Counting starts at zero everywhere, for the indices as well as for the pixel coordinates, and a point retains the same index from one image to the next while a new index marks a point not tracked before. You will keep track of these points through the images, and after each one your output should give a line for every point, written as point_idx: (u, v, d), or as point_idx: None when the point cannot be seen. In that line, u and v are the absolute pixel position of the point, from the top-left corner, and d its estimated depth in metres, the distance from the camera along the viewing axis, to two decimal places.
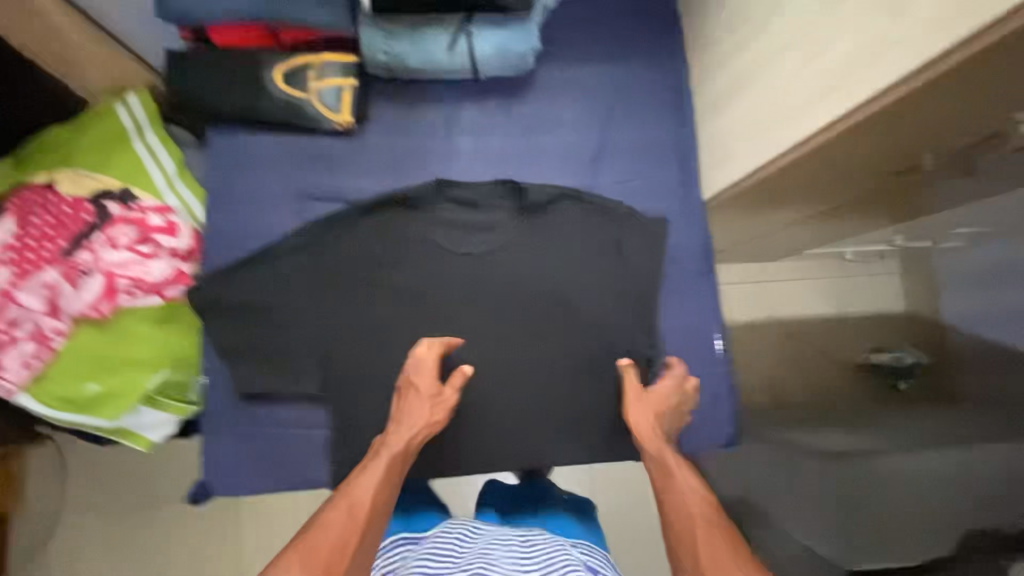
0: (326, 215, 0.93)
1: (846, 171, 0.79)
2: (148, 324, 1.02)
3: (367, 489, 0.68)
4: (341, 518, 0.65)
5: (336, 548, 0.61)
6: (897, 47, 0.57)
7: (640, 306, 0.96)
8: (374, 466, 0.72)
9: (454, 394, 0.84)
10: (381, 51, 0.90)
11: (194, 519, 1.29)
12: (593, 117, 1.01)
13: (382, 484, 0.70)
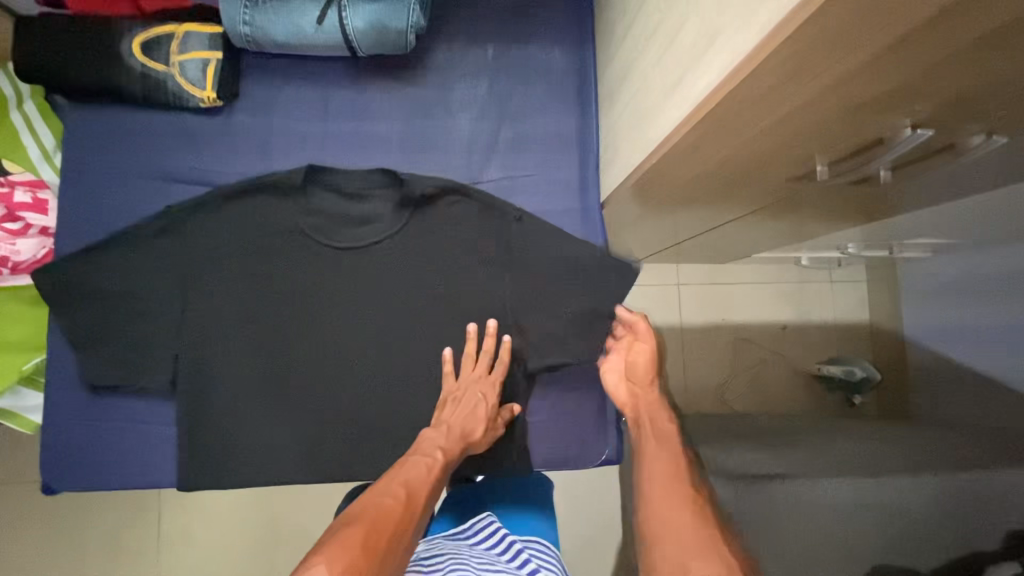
0: (188, 199, 0.87)
1: (730, 177, 0.72)
2: (14, 304, 1.00)
3: (421, 485, 0.75)
4: (396, 505, 0.71)
5: (395, 533, 0.67)
6: (740, 35, 0.48)
7: (524, 310, 0.90)
8: (431, 465, 0.79)
9: (502, 424, 0.90)
10: (243, 22, 0.83)
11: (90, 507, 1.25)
12: (489, 102, 0.93)
13: (437, 484, 0.78)
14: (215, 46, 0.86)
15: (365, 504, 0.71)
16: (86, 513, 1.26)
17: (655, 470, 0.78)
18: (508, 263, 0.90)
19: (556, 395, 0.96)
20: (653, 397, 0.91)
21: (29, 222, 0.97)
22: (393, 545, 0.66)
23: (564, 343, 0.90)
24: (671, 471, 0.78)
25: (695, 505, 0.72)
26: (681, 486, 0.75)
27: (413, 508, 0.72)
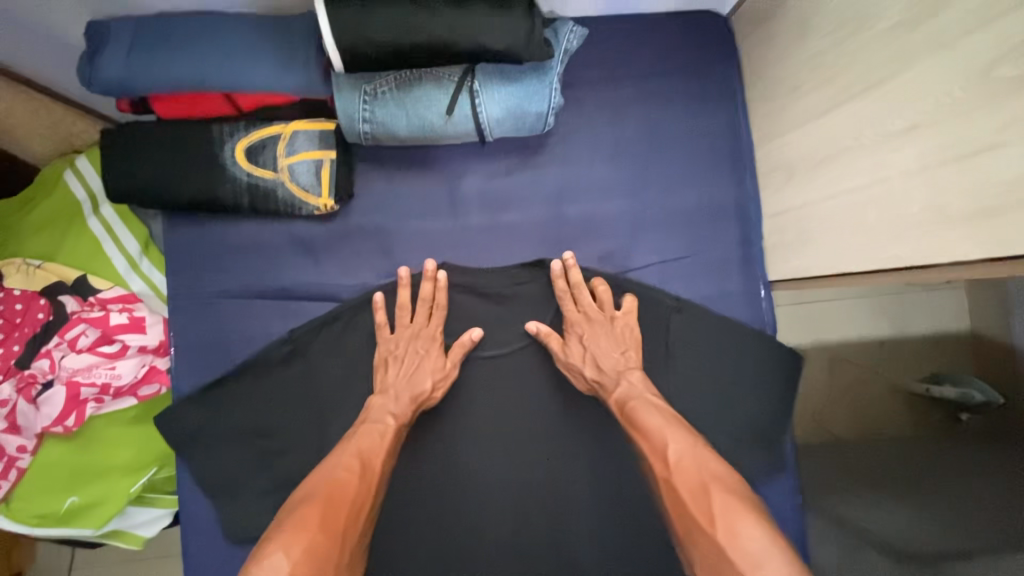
0: (312, 318, 0.78)
1: None
2: (121, 425, 0.93)
3: (378, 450, 0.68)
4: (352, 479, 0.64)
5: (352, 510, 0.61)
6: None
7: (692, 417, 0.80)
8: (382, 431, 0.70)
9: (456, 368, 0.77)
10: (360, 118, 0.72)
11: None
12: (633, 178, 0.81)
13: (392, 450, 0.70)
14: (328, 144, 0.76)
15: (316, 476, 0.64)
16: None
17: (660, 455, 0.64)
18: (667, 360, 0.81)
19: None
20: (614, 340, 0.76)
21: (127, 342, 0.88)
22: (352, 519, 0.61)
23: (737, 449, 0.80)
24: (666, 452, 0.64)
25: (684, 466, 0.62)
26: (668, 463, 0.63)
27: (371, 476, 0.66)
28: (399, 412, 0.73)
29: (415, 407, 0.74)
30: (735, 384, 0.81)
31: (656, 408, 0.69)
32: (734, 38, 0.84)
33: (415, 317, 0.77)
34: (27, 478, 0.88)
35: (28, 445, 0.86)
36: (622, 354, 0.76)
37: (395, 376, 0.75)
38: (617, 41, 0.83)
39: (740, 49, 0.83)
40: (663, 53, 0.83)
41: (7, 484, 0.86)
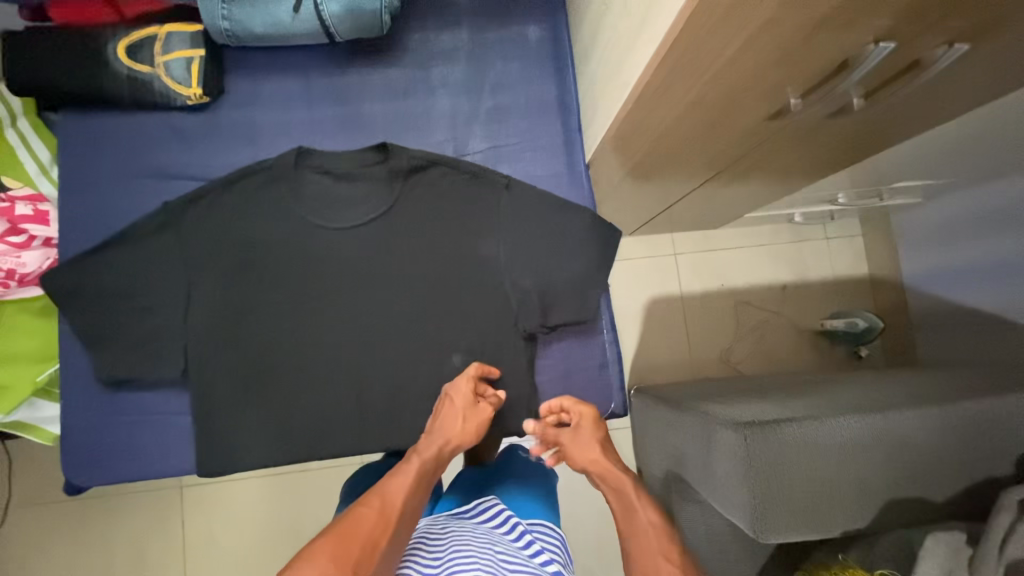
0: (185, 193, 0.89)
1: (709, 119, 0.74)
2: (28, 315, 1.03)
3: (397, 494, 0.79)
4: (372, 515, 0.75)
5: (365, 543, 0.70)
6: None
7: (518, 276, 0.91)
8: (405, 472, 0.82)
9: (489, 408, 0.88)
10: (221, 17, 0.85)
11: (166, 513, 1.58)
12: (469, 77, 0.95)
13: (413, 489, 0.80)
14: (197, 44, 0.88)
15: (363, 503, 0.77)
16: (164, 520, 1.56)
17: (635, 536, 0.81)
18: (501, 230, 0.91)
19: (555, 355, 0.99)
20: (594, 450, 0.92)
21: (33, 233, 1.00)
22: (365, 550, 0.70)
23: (561, 305, 0.92)
24: (643, 539, 0.80)
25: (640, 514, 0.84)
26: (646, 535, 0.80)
27: (390, 515, 0.76)
28: (424, 467, 0.83)
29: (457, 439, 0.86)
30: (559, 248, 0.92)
31: (637, 508, 0.84)
32: None
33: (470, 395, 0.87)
34: None
35: None
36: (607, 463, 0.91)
37: (432, 424, 0.87)
38: None
39: None
40: None
41: None
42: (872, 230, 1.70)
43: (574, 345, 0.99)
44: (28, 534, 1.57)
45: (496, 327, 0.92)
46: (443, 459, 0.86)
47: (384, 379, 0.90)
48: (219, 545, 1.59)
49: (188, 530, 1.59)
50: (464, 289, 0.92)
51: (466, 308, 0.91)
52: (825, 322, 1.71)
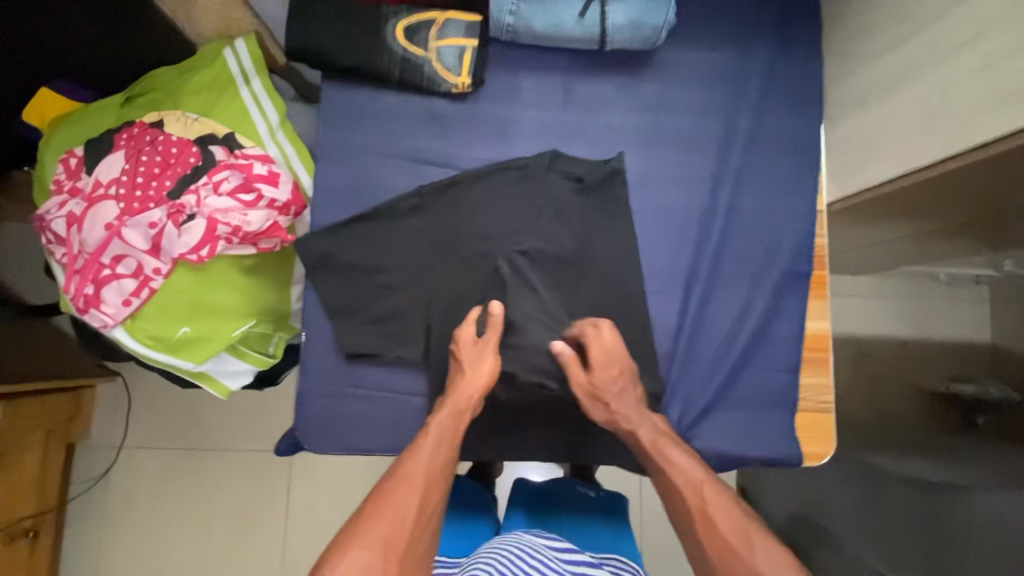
0: (437, 179, 0.90)
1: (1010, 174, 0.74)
2: (236, 272, 1.05)
3: (419, 462, 0.73)
4: (400, 489, 0.70)
5: (396, 523, 0.67)
6: None
7: (719, 302, 0.94)
8: (424, 438, 0.76)
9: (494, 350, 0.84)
10: (508, 13, 0.87)
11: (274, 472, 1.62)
12: (720, 102, 0.95)
13: (437, 452, 0.75)
14: (472, 34, 0.89)
15: (392, 476, 0.72)
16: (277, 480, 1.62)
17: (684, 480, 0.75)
18: (714, 257, 0.94)
19: (739, 387, 0.93)
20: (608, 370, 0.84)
21: (261, 193, 1.00)
22: (402, 529, 0.67)
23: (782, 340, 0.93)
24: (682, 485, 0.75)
25: (688, 472, 0.76)
26: (662, 437, 0.81)
27: (420, 487, 0.71)
28: (444, 425, 0.77)
29: (479, 392, 0.81)
30: (755, 277, 0.94)
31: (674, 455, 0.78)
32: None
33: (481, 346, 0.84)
34: (153, 300, 0.99)
35: (163, 269, 0.98)
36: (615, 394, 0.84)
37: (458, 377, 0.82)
38: None
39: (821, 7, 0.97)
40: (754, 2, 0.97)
41: (139, 301, 0.97)
42: None
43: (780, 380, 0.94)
44: (141, 473, 1.61)
45: (717, 351, 0.93)
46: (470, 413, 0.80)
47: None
48: (323, 513, 1.61)
49: (295, 493, 1.62)
50: (668, 306, 0.93)
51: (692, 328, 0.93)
52: None
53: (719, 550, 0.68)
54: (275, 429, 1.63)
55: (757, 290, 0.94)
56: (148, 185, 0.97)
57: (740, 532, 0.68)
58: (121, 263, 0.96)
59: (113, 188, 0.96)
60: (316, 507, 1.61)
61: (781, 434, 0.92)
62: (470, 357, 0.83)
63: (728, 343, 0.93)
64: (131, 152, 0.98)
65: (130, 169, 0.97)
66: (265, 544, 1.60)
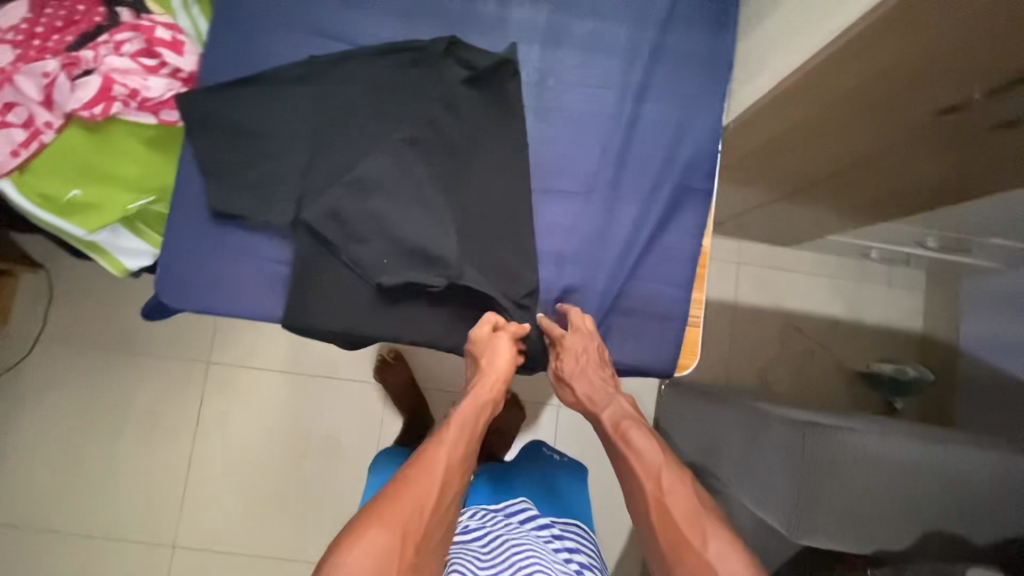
0: (330, 53, 0.89)
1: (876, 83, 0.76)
2: (137, 141, 1.03)
3: (440, 456, 0.78)
4: (423, 482, 0.75)
5: (415, 515, 0.72)
6: None
7: (608, 211, 0.92)
8: (447, 437, 0.81)
9: (511, 340, 0.86)
10: None
11: (188, 381, 1.61)
12: (627, 8, 0.94)
13: (457, 454, 0.80)
14: None
15: (410, 471, 0.77)
16: (191, 389, 1.61)
17: (647, 473, 0.79)
18: (609, 166, 0.92)
19: (623, 299, 0.92)
20: (590, 355, 0.86)
21: (164, 60, 0.99)
22: (417, 516, 0.72)
23: (668, 255, 0.92)
24: (644, 472, 0.79)
25: (648, 458, 0.80)
26: (629, 420, 0.85)
27: (444, 483, 0.76)
28: (465, 423, 0.82)
29: (500, 381, 0.86)
30: (651, 190, 0.92)
31: (641, 443, 0.81)
32: None
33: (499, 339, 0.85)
34: (44, 154, 0.99)
35: (54, 124, 0.97)
36: (589, 382, 0.87)
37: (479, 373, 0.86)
38: None
39: None
40: None
41: (27, 153, 0.97)
42: (938, 289, 1.70)
43: (665, 293, 0.91)
44: (52, 366, 1.60)
45: (599, 261, 0.91)
46: (491, 405, 0.85)
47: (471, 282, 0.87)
48: (234, 428, 1.60)
49: (206, 407, 1.60)
50: (557, 211, 0.92)
51: (578, 233, 0.91)
52: (871, 364, 1.69)
53: (671, 540, 0.73)
54: (197, 340, 1.62)
55: (651, 202, 0.92)
56: (48, 37, 0.96)
57: (692, 518, 0.73)
58: (14, 111, 0.95)
59: (11, 35, 0.95)
60: (228, 421, 1.60)
61: (659, 345, 0.92)
62: (486, 349, 0.85)
63: (614, 252, 0.91)
64: (35, 3, 0.97)
65: (31, 19, 0.96)
66: (171, 454, 1.59)
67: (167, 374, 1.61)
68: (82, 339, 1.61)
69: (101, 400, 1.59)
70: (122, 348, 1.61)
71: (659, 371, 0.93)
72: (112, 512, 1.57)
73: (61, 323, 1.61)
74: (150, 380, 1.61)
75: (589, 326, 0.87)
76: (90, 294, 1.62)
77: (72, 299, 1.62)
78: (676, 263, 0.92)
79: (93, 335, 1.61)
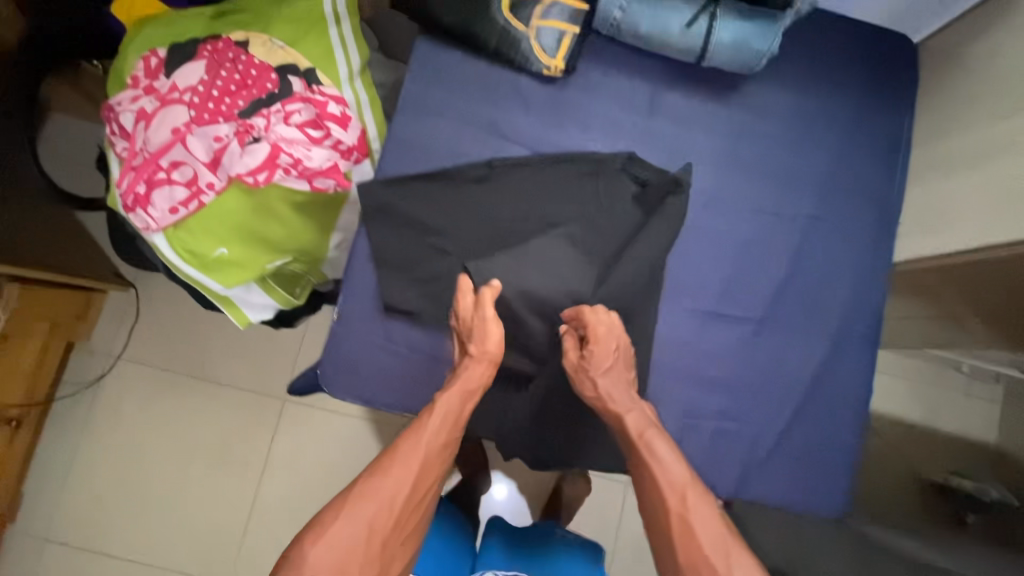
0: (509, 157, 0.91)
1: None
2: (285, 204, 1.01)
3: (422, 442, 0.73)
4: (411, 463, 0.71)
5: (397, 496, 0.69)
6: None
7: (774, 340, 0.94)
8: (430, 418, 0.75)
9: (491, 314, 0.78)
10: (617, 8, 0.87)
11: (263, 415, 1.60)
12: (796, 138, 0.96)
13: (443, 440, 0.74)
14: (575, 20, 0.88)
15: (400, 443, 0.73)
16: (266, 423, 1.60)
17: (671, 499, 0.70)
18: (773, 295, 0.94)
19: (791, 434, 0.93)
20: (604, 365, 0.77)
21: (329, 132, 0.99)
22: (404, 512, 0.69)
23: (826, 390, 0.94)
24: (661, 491, 0.70)
25: (672, 471, 0.71)
26: (651, 430, 0.75)
27: (431, 462, 0.73)
28: (454, 402, 0.77)
29: (484, 371, 0.78)
30: (815, 329, 0.95)
31: (669, 466, 0.71)
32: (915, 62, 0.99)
33: (483, 316, 0.77)
34: (196, 212, 0.97)
35: (215, 185, 0.97)
36: (610, 385, 0.78)
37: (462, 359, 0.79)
38: (815, 27, 0.97)
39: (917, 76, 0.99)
40: (852, 54, 0.98)
41: (185, 211, 0.97)
42: None
43: (819, 427, 0.94)
44: (130, 385, 1.59)
45: (767, 394, 0.93)
46: (474, 390, 0.79)
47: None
48: (304, 467, 1.59)
49: (277, 445, 1.59)
50: (727, 336, 0.93)
51: (747, 360, 0.93)
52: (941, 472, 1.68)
53: (692, 574, 0.65)
54: (277, 375, 1.62)
55: (813, 340, 0.94)
56: (221, 99, 0.96)
57: (720, 545, 0.66)
58: (177, 169, 0.95)
59: (189, 96, 0.95)
60: (299, 461, 1.59)
61: (823, 482, 0.94)
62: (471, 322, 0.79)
63: (769, 388, 0.93)
64: (212, 64, 0.97)
65: (208, 80, 0.96)
66: (240, 487, 1.58)
67: (243, 403, 1.60)
68: (165, 362, 1.61)
69: (176, 424, 1.59)
70: (201, 374, 1.61)
71: (810, 511, 0.94)
72: (175, 541, 1.55)
73: (143, 342, 1.61)
74: (226, 408, 1.60)
75: (614, 335, 0.78)
76: (177, 316, 1.62)
77: (158, 321, 1.62)
78: (835, 402, 0.95)
79: (175, 357, 1.61)
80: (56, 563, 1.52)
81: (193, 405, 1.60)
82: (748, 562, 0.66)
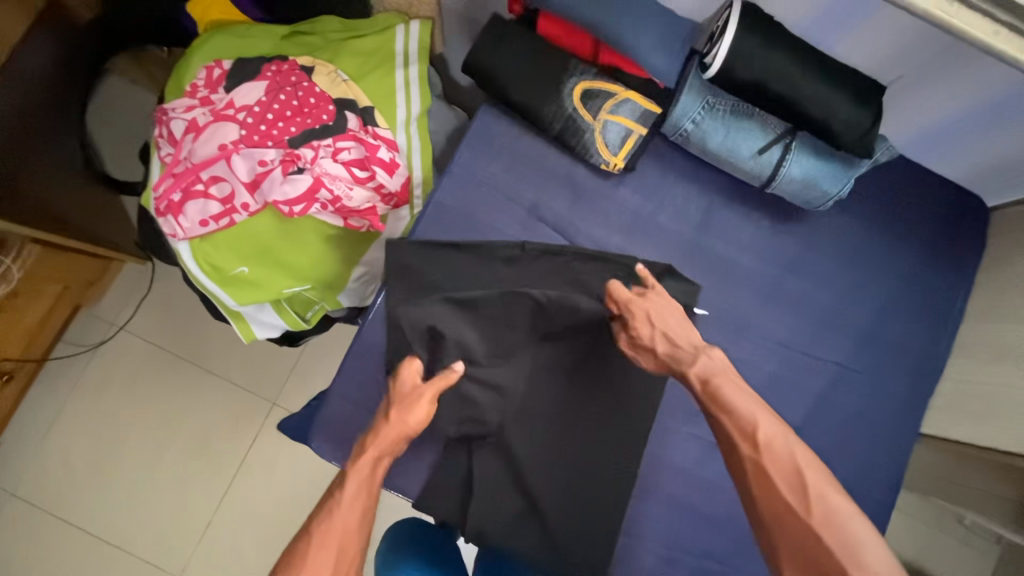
0: (548, 242, 0.89)
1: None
2: (316, 236, 0.99)
3: (341, 515, 0.66)
4: (330, 549, 0.63)
5: None
6: None
7: None
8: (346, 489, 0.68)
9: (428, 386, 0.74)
10: (689, 120, 0.85)
11: (248, 416, 1.58)
12: (841, 281, 0.95)
13: (362, 512, 0.67)
14: (644, 122, 0.86)
15: (313, 526, 0.65)
16: (249, 423, 1.57)
17: (747, 448, 0.66)
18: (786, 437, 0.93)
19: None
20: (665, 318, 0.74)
21: (374, 175, 0.98)
22: None
23: None
24: (735, 438, 0.67)
25: (743, 418, 0.67)
26: (721, 375, 0.69)
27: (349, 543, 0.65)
28: (368, 469, 0.70)
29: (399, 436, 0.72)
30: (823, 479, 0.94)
31: (738, 413, 0.67)
32: (972, 235, 0.99)
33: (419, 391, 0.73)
34: (225, 228, 0.97)
35: (251, 207, 0.96)
36: (678, 332, 0.73)
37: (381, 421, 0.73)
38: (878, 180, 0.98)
39: (972, 249, 0.99)
40: (912, 212, 0.98)
41: (214, 226, 0.96)
42: None
43: None
44: (126, 358, 1.59)
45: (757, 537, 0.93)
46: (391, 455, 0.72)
47: (608, 509, 0.86)
48: (276, 476, 1.55)
49: (255, 449, 1.56)
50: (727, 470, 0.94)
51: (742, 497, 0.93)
52: None
53: (775, 513, 0.63)
54: (271, 377, 1.60)
55: None
56: (274, 123, 0.95)
57: (794, 485, 0.62)
58: (217, 184, 0.95)
59: (244, 115, 0.95)
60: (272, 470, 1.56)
61: None
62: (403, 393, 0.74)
63: None
64: (273, 86, 0.96)
65: (265, 102, 0.96)
66: (210, 482, 1.55)
67: (232, 398, 1.59)
68: (165, 342, 1.60)
69: (162, 405, 1.58)
70: (197, 360, 1.60)
71: None
72: (136, 523, 1.52)
73: (148, 318, 1.60)
74: (214, 399, 1.58)
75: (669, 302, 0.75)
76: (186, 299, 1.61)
77: (166, 300, 1.61)
78: None
79: (176, 338, 1.60)
80: (17, 521, 1.50)
81: (183, 390, 1.59)
82: (839, 493, 0.62)
